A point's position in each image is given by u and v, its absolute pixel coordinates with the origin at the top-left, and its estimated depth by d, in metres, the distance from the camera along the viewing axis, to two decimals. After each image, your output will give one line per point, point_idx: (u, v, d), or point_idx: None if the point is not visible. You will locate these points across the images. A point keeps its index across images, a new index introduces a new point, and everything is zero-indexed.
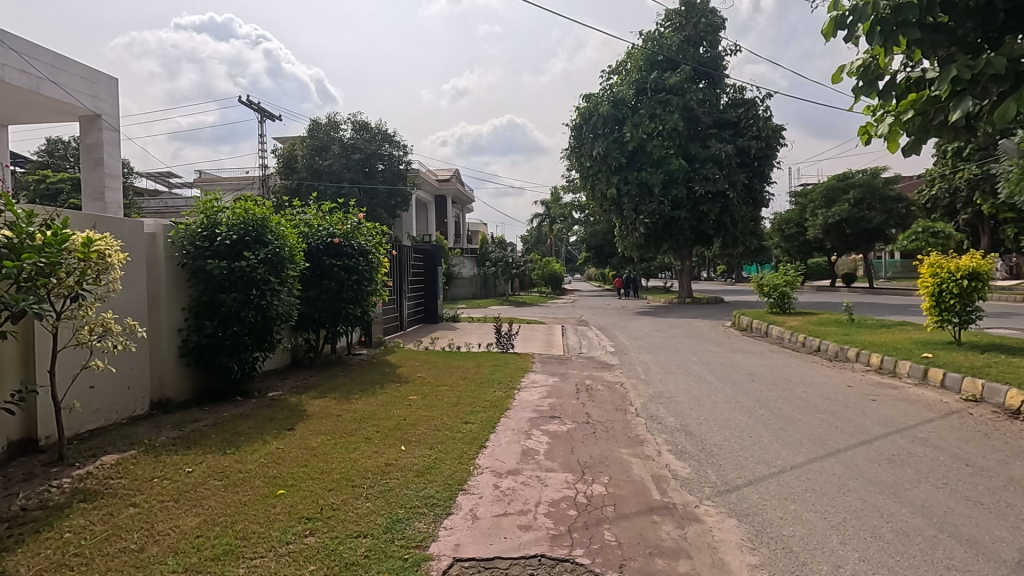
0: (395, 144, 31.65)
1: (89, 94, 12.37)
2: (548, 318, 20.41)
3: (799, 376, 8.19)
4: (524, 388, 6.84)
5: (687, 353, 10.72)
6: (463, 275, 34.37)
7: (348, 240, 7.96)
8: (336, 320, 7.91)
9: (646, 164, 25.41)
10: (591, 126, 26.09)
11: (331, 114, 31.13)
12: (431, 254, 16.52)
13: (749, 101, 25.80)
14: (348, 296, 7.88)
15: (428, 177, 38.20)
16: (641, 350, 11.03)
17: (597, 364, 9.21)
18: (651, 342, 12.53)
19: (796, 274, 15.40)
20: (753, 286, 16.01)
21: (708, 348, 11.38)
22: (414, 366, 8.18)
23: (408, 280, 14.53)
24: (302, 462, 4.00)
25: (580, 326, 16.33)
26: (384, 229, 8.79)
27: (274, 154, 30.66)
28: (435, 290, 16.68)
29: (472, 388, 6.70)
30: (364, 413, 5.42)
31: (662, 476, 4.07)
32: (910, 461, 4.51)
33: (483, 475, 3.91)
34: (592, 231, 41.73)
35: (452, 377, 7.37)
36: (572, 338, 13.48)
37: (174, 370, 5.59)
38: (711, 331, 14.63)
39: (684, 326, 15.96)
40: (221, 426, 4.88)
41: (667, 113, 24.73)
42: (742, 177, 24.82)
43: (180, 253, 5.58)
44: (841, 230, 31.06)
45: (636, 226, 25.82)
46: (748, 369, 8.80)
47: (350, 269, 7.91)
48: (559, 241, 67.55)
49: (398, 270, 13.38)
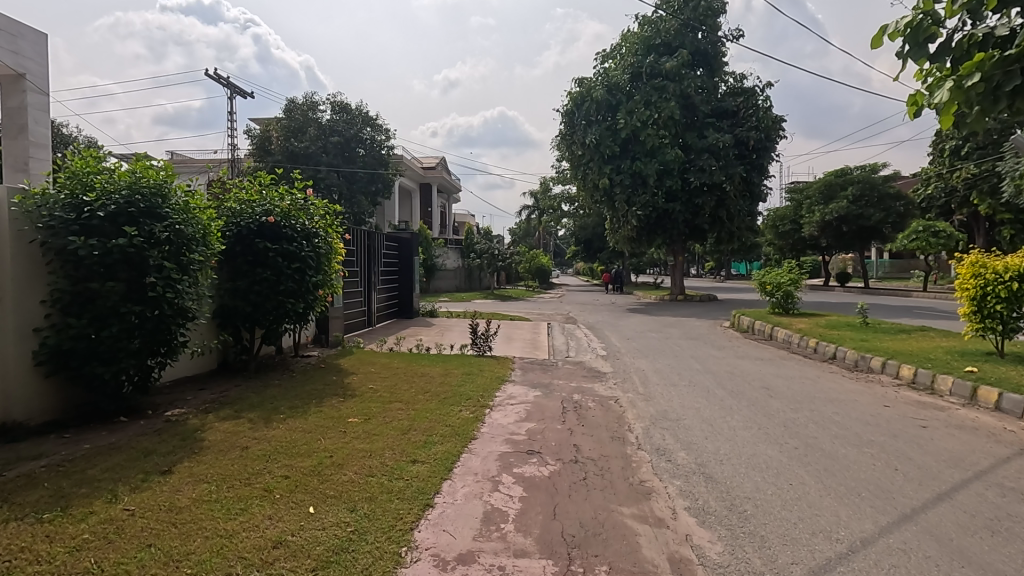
0: (377, 128, 30.08)
1: (9, 49, 10.76)
2: (533, 313, 19.18)
3: (825, 392, 6.95)
4: (497, 407, 5.51)
5: (688, 359, 9.46)
6: (446, 266, 33.06)
7: (287, 221, 6.52)
8: (272, 317, 6.50)
9: (639, 154, 24.12)
10: (582, 113, 24.73)
11: (309, 94, 29.41)
12: (407, 243, 15.17)
13: (749, 90, 24.62)
14: (287, 288, 6.45)
15: (412, 165, 36.70)
16: (637, 355, 9.76)
17: (587, 371, 7.94)
18: (647, 344, 11.28)
19: (802, 272, 14.24)
20: (755, 285, 14.82)
21: (710, 354, 10.16)
22: (370, 374, 6.86)
23: (379, 270, 13.17)
24: (144, 542, 2.65)
25: (568, 324, 15.10)
26: (337, 208, 7.38)
27: (248, 135, 28.93)
28: (410, 282, 15.35)
29: (432, 407, 5.35)
30: (279, 448, 4.06)
31: (684, 562, 2.79)
32: (1018, 529, 3.27)
33: (418, 567, 2.59)
34: (581, 224, 40.50)
35: (410, 390, 6.01)
36: (558, 338, 12.19)
37: (26, 383, 4.22)
38: (710, 332, 13.44)
39: (680, 327, 14.76)
40: (66, 466, 3.51)
41: (663, 100, 23.45)
42: (740, 170, 23.55)
43: (34, 226, 4.19)
44: (837, 228, 30.11)
45: (627, 219, 24.58)
46: (762, 382, 7.58)
47: (289, 255, 6.48)
48: (547, 235, 66.36)
49: (365, 259, 11.99)
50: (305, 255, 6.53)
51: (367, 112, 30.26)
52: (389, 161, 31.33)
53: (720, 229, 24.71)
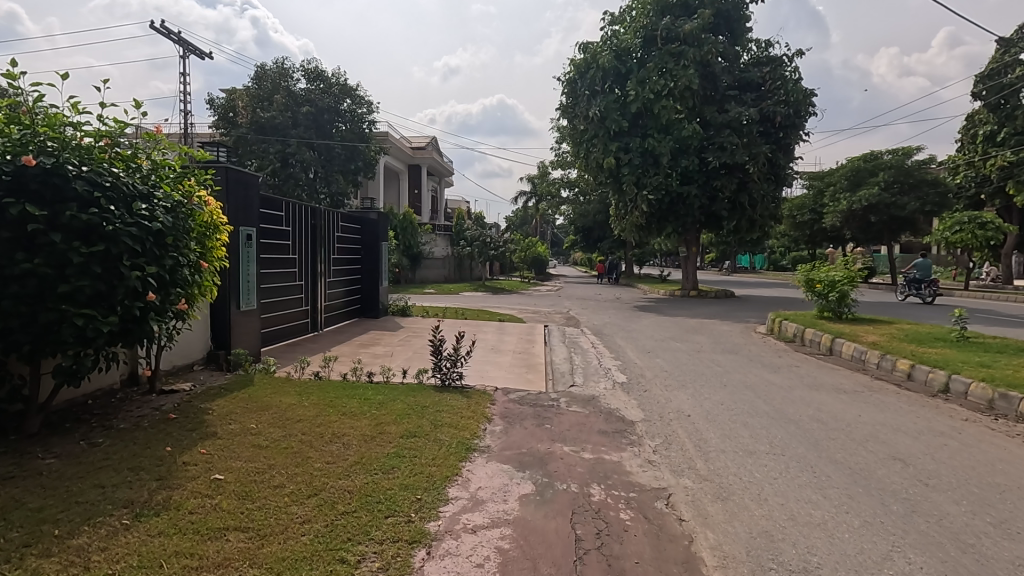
0: (358, 99, 26.93)
1: None
2: (526, 311, 16.44)
3: (1006, 473, 4.15)
4: (437, 549, 2.69)
5: (742, 391, 6.69)
6: (434, 255, 30.18)
7: (77, 169, 3.63)
8: (52, 343, 3.60)
9: (651, 129, 21.25)
10: (586, 82, 21.61)
11: (281, 59, 26.28)
12: (372, 225, 12.32)
13: (776, 59, 21.57)
14: (80, 291, 3.58)
15: (400, 144, 33.65)
16: (669, 382, 6.97)
17: (605, 420, 5.15)
18: (675, 363, 8.50)
19: (860, 268, 11.50)
20: (798, 283, 12.09)
21: (766, 381, 7.37)
22: (243, 438, 3.97)
23: (329, 258, 10.34)
24: None
25: (569, 328, 12.30)
26: (189, 155, 4.58)
27: (210, 103, 25.84)
28: (375, 273, 12.54)
29: (298, 556, 2.52)
30: None
31: None
32: None
33: None
34: (580, 211, 37.53)
35: (281, 493, 3.13)
36: (558, 350, 9.36)
37: None
38: (749, 344, 10.70)
39: (706, 333, 12.01)
40: None
41: (680, 67, 20.50)
42: (766, 149, 20.55)
43: None
44: (864, 219, 27.42)
45: (636, 204, 21.64)
46: (885, 444, 4.79)
47: (85, 231, 3.61)
48: (545, 223, 63.58)
49: (308, 241, 9.36)
50: (115, 230, 3.67)
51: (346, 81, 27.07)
52: (372, 137, 28.35)
53: (740, 217, 21.80)
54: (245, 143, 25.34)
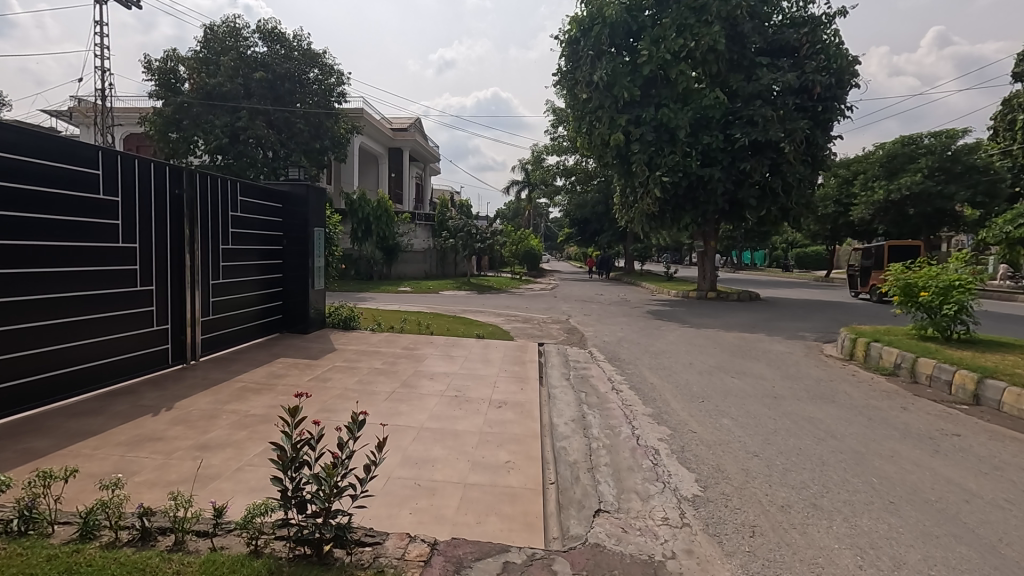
0: (325, 68, 23.30)
1: None
2: (517, 319, 12.92)
3: None
4: None
5: (948, 529, 3.25)
6: (414, 247, 26.60)
7: None
8: None
9: (666, 99, 17.83)
10: (590, 41, 17.99)
11: (234, 17, 22.57)
12: (299, 203, 8.79)
13: (815, 18, 18.05)
14: None
15: (379, 124, 29.96)
16: (787, 500, 3.53)
17: None
18: (758, 429, 5.04)
19: (981, 271, 8.15)
20: (890, 289, 8.72)
21: (952, 485, 3.95)
22: None
23: (213, 247, 6.80)
24: None
25: (573, 351, 8.79)
26: None
27: (147, 67, 22.01)
28: (300, 271, 8.97)
29: None
30: None
31: None
32: None
33: None
34: (577, 202, 34.04)
35: None
36: (561, 398, 5.91)
37: None
38: (840, 381, 7.29)
39: (768, 360, 8.56)
40: None
41: (703, 24, 17.12)
42: (804, 125, 17.14)
43: None
44: (899, 211, 24.43)
45: (648, 188, 18.18)
46: None
47: None
48: (538, 216, 60.03)
49: (165, 219, 5.85)
50: None
51: (309, 45, 23.35)
52: (341, 111, 24.67)
53: (770, 206, 18.37)
54: (190, 115, 21.73)
